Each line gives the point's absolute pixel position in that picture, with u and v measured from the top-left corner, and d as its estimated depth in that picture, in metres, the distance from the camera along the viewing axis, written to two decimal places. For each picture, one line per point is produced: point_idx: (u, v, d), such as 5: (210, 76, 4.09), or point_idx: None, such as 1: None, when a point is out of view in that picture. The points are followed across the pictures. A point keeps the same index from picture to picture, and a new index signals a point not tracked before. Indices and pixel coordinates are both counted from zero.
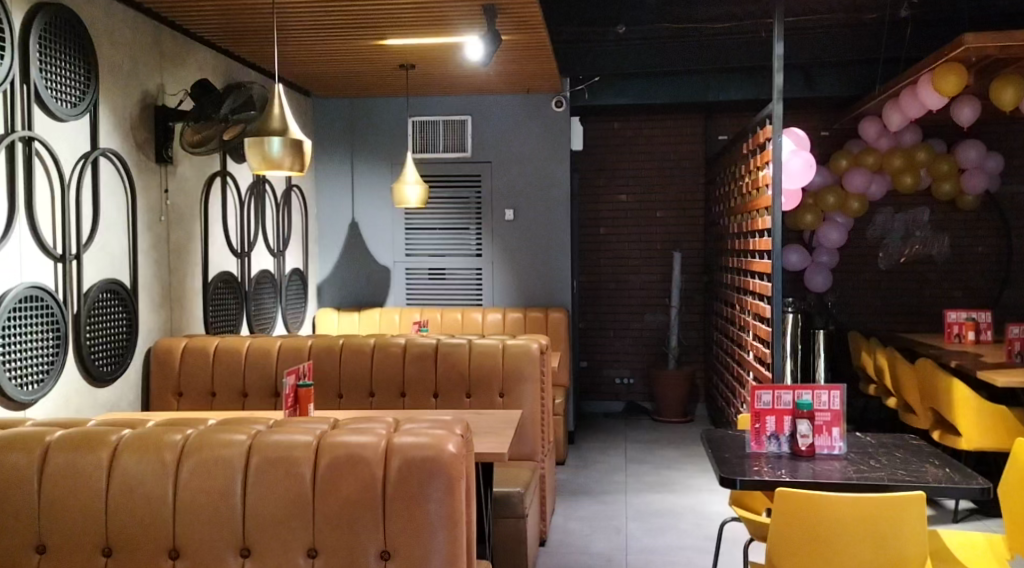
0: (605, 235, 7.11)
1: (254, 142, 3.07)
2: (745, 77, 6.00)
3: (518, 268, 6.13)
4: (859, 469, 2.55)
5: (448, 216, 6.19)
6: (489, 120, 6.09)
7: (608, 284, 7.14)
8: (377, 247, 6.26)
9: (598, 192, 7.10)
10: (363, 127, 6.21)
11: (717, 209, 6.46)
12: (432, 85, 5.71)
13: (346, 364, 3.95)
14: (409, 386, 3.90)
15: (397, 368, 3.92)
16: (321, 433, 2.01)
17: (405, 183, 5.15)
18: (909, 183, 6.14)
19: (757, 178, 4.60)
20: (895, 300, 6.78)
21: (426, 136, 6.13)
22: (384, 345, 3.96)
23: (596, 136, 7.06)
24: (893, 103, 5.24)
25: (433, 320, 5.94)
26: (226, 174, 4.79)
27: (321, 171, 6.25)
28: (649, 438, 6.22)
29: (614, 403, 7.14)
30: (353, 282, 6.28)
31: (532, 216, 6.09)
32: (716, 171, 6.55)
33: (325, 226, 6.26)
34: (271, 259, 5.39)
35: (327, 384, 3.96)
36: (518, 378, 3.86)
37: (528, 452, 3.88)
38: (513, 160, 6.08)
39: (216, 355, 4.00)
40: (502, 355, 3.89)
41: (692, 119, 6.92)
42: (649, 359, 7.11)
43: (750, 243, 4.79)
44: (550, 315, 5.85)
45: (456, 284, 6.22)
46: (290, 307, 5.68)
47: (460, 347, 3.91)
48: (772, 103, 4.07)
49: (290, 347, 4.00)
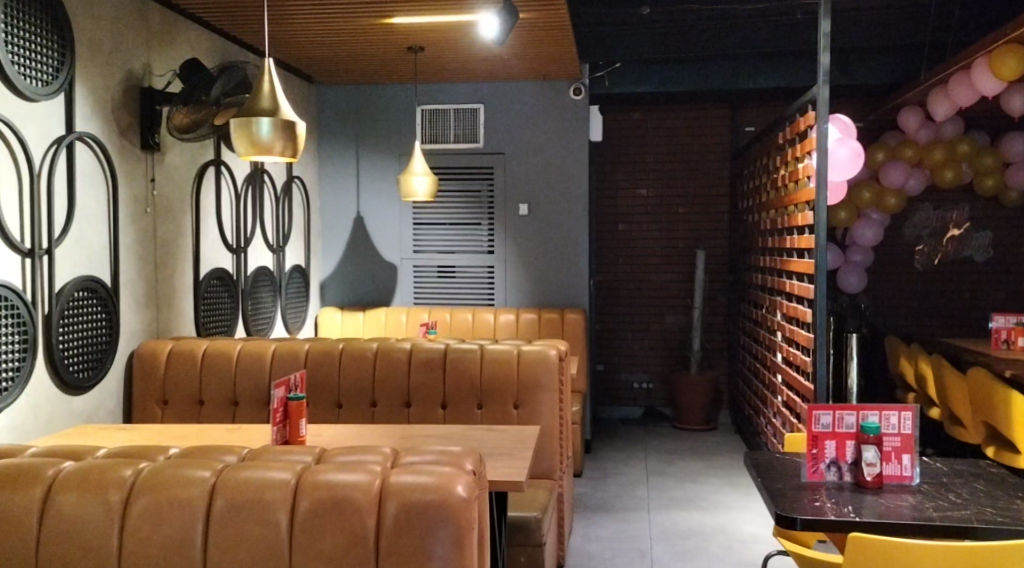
0: (624, 231, 6.74)
1: (241, 124, 2.71)
2: (776, 65, 5.63)
3: (533, 266, 5.76)
4: (938, 506, 2.18)
5: (458, 211, 5.83)
6: (503, 109, 5.73)
7: (627, 284, 6.77)
8: (383, 242, 5.91)
9: (617, 186, 6.73)
10: (369, 115, 5.86)
11: (745, 204, 6.08)
12: (443, 70, 5.35)
13: (346, 371, 3.60)
14: (414, 396, 3.55)
15: (402, 376, 3.57)
16: (301, 470, 1.67)
17: (412, 174, 4.80)
18: (951, 177, 5.74)
19: (797, 170, 4.22)
20: (932, 302, 6.38)
21: (436, 126, 5.78)
22: (388, 351, 3.61)
23: (616, 128, 6.69)
24: (940, 90, 4.84)
25: (443, 321, 5.58)
26: (220, 163, 4.46)
27: (324, 162, 5.90)
28: (671, 448, 5.84)
29: (633, 409, 6.77)
30: (357, 280, 5.93)
31: (549, 211, 5.73)
32: (743, 164, 6.16)
33: (329, 221, 5.93)
34: (270, 255, 5.05)
35: (325, 393, 3.60)
36: (534, 388, 3.50)
37: (544, 470, 3.53)
38: (528, 152, 5.72)
39: (204, 360, 3.65)
40: (517, 363, 3.53)
41: (716, 109, 6.55)
42: (670, 363, 6.74)
43: (787, 240, 4.42)
44: (567, 316, 5.49)
45: (467, 283, 5.86)
46: (290, 305, 5.33)
47: (470, 353, 3.56)
48: (816, 86, 3.69)
49: (286, 353, 3.65)
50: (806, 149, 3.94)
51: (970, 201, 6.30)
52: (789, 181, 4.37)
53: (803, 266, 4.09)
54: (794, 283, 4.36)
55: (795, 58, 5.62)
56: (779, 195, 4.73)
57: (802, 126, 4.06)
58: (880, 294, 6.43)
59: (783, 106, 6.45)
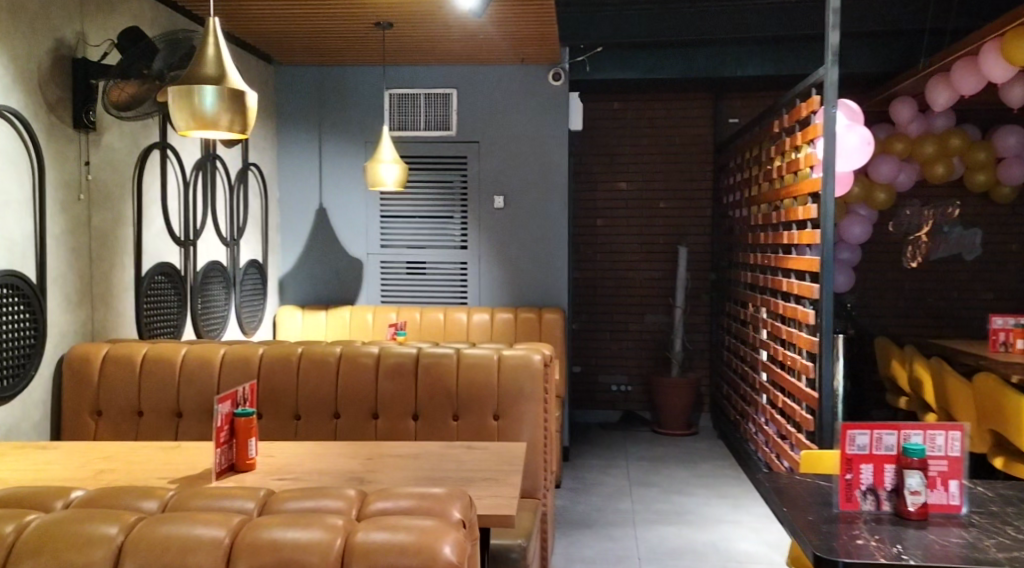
0: (602, 226, 6.42)
1: (180, 94, 2.32)
2: (764, 52, 5.35)
3: (508, 263, 5.41)
4: (996, 544, 1.88)
5: (429, 203, 5.46)
6: (478, 95, 5.37)
7: (605, 282, 6.45)
8: (348, 236, 5.51)
9: (595, 179, 6.40)
10: (333, 98, 5.46)
11: (729, 199, 5.79)
12: (413, 49, 4.98)
13: (306, 379, 3.21)
14: (382, 406, 3.19)
15: (369, 384, 3.20)
16: (238, 525, 1.34)
17: (380, 162, 4.40)
18: (942, 173, 5.48)
19: (796, 160, 3.92)
20: (921, 302, 6.15)
21: (405, 111, 5.40)
22: (352, 356, 3.23)
23: (594, 117, 6.36)
24: (941, 77, 4.58)
25: (412, 321, 5.21)
26: (167, 147, 4.05)
27: (284, 149, 5.50)
28: (653, 455, 5.54)
29: (610, 413, 6.45)
30: (319, 277, 5.53)
31: (526, 204, 5.38)
32: (727, 156, 5.87)
33: (289, 213, 5.52)
34: (223, 249, 4.64)
35: (281, 404, 3.21)
36: (516, 398, 3.16)
37: (528, 488, 3.17)
38: (504, 141, 5.37)
39: (144, 366, 3.24)
40: (497, 370, 3.18)
41: (700, 98, 6.25)
42: (650, 365, 6.43)
43: (784, 235, 4.12)
44: (545, 315, 5.16)
45: (438, 280, 5.49)
46: (245, 303, 4.91)
47: (446, 359, 3.20)
48: (823, 67, 3.41)
49: (238, 359, 3.24)
50: (808, 136, 3.64)
51: (959, 197, 6.08)
52: (786, 172, 4.07)
53: (803, 263, 3.79)
54: (789, 282, 4.05)
55: (785, 45, 5.34)
56: (773, 187, 4.44)
57: (803, 112, 3.76)
58: (868, 293, 6.19)
59: (769, 96, 6.18)
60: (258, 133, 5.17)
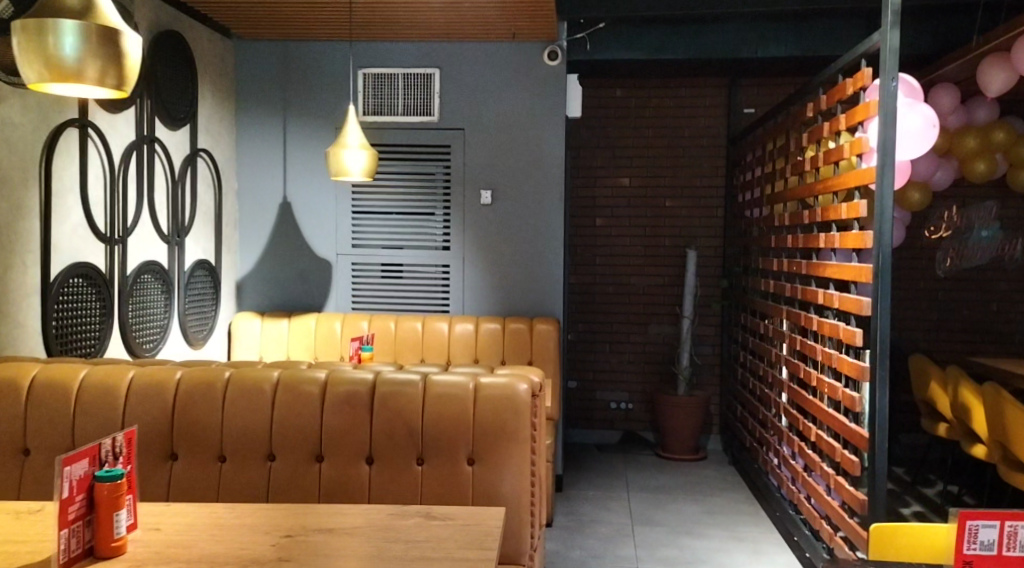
0: (602, 227, 5.78)
1: (30, 32, 1.69)
2: (789, 31, 4.73)
3: (496, 267, 4.77)
4: None
5: (407, 198, 4.81)
6: (464, 75, 4.74)
7: (604, 288, 5.80)
8: (315, 234, 4.87)
9: (594, 174, 5.77)
10: (299, 79, 4.82)
11: (745, 198, 5.16)
12: (388, 20, 4.35)
13: (234, 411, 2.56)
14: (328, 446, 2.54)
15: (311, 419, 2.56)
16: None
17: (343, 148, 3.74)
18: (983, 170, 4.72)
19: (836, 149, 3.29)
20: (956, 315, 5.52)
21: (382, 93, 4.77)
22: (292, 384, 2.59)
23: (594, 105, 5.73)
24: (997, 57, 3.95)
25: (385, 332, 4.58)
26: (89, 125, 3.41)
27: (244, 135, 4.86)
28: (657, 485, 4.90)
29: (608, 433, 5.81)
30: (282, 280, 4.89)
31: (516, 200, 4.74)
32: (742, 149, 5.25)
33: (249, 207, 4.88)
34: (161, 248, 3.99)
35: (202, 442, 2.56)
36: (497, 438, 2.53)
37: (511, 552, 2.53)
38: (492, 129, 4.73)
39: (30, 393, 2.59)
40: (473, 404, 2.55)
41: (712, 85, 5.62)
42: (654, 381, 5.79)
43: (818, 237, 3.50)
44: (537, 326, 4.52)
45: (417, 286, 4.84)
46: (191, 309, 4.27)
47: (410, 389, 2.57)
48: (882, 31, 2.80)
49: (150, 385, 2.59)
50: (858, 118, 3.02)
51: (1000, 198, 5.46)
52: (823, 163, 3.44)
53: (847, 272, 3.15)
54: (825, 294, 3.42)
55: (813, 22, 4.71)
56: (804, 182, 3.80)
57: (849, 89, 3.13)
58: (897, 304, 5.56)
59: (789, 84, 5.55)
60: (211, 116, 4.53)
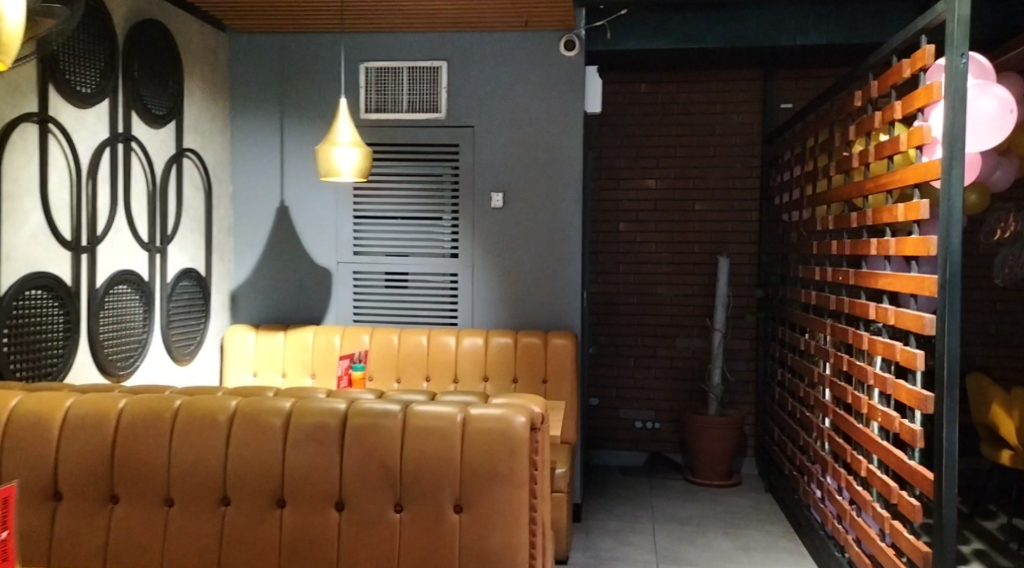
0: (626, 232, 5.37)
1: None
2: (830, 16, 4.29)
3: (508, 276, 4.38)
4: None
5: (413, 201, 4.44)
6: (475, 67, 4.36)
7: (628, 298, 5.38)
8: (314, 241, 4.52)
9: (618, 175, 5.37)
10: (297, 74, 4.48)
11: (782, 201, 4.72)
12: (388, 7, 3.99)
13: (183, 447, 2.20)
14: (291, 489, 2.18)
15: (272, 457, 2.19)
16: None
17: (334, 144, 3.38)
18: None
19: (890, 141, 2.85)
20: (1017, 328, 5.01)
21: (385, 88, 4.41)
22: (251, 415, 2.23)
23: (618, 102, 5.32)
24: None
25: (387, 346, 4.21)
26: (51, 122, 3.09)
27: (238, 134, 4.53)
28: (685, 515, 4.47)
29: (634, 454, 5.39)
30: (279, 291, 4.55)
31: (530, 203, 4.35)
32: (778, 148, 4.81)
33: (243, 212, 4.55)
34: (141, 256, 3.67)
35: (147, 483, 2.21)
36: (487, 481, 2.14)
37: None
38: (503, 126, 4.35)
39: None
40: (461, 441, 2.16)
41: (745, 79, 5.19)
42: (683, 400, 5.35)
43: (869, 243, 3.05)
44: (552, 340, 4.12)
45: (423, 296, 4.47)
46: (176, 322, 3.94)
47: (387, 421, 2.19)
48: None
49: (90, 416, 2.25)
50: (917, 105, 2.59)
51: None
52: (875, 158, 3.00)
53: (905, 283, 2.70)
54: (876, 307, 2.97)
55: (858, 6, 4.27)
56: (851, 181, 3.36)
57: (905, 71, 2.70)
58: None
59: (829, 76, 5.10)
60: (201, 114, 4.20)
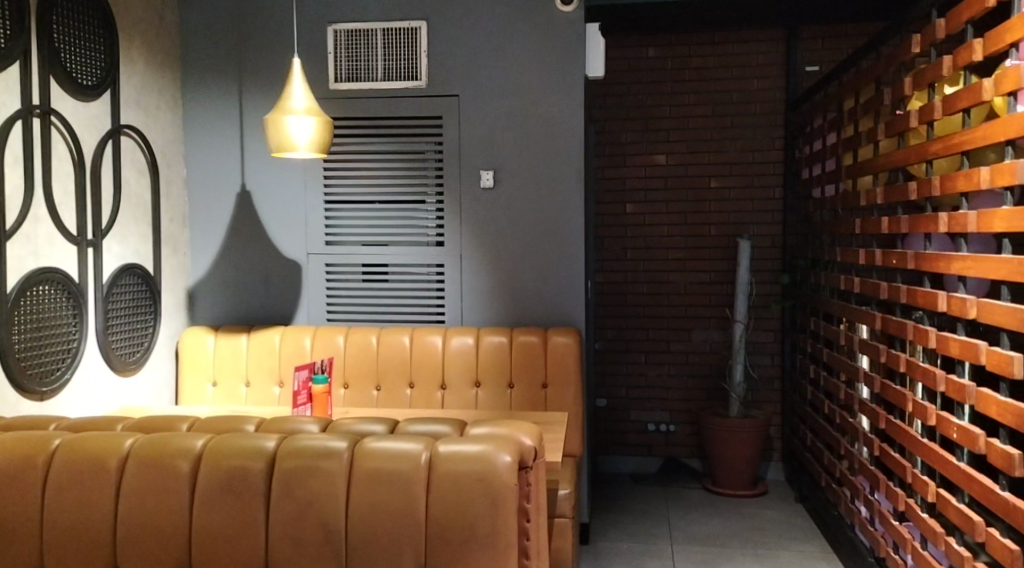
0: (634, 214, 4.81)
1: None
2: None
3: (502, 265, 3.84)
4: None
5: (392, 183, 3.89)
6: (458, 27, 3.80)
7: (637, 287, 4.83)
8: (281, 230, 3.97)
9: (625, 151, 4.81)
10: (257, 39, 3.92)
11: (811, 174, 4.16)
12: None
13: (63, 499, 1.73)
14: (204, 552, 1.70)
15: (175, 510, 1.71)
16: None
17: (287, 112, 2.83)
18: None
19: (963, 91, 2.31)
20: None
21: (357, 54, 3.86)
22: (147, 456, 1.74)
23: (623, 69, 4.76)
24: None
25: (364, 348, 3.67)
26: None
27: (192, 110, 3.98)
28: (707, 532, 3.93)
29: (646, 461, 4.86)
30: (242, 287, 4.01)
31: (524, 182, 3.80)
32: (804, 116, 4.25)
33: (200, 199, 4.00)
34: (68, 251, 3.14)
35: (16, 546, 1.74)
36: (462, 542, 1.62)
37: None
38: (493, 95, 3.79)
39: None
40: (426, 488, 1.65)
41: (766, 40, 4.61)
42: (700, 399, 4.81)
43: (935, 217, 2.50)
44: (552, 338, 3.58)
45: (405, 290, 3.92)
46: (117, 326, 3.41)
47: (329, 463, 1.68)
48: None
49: None
50: (1011, 38, 2.06)
51: None
52: (943, 112, 2.44)
53: (995, 266, 2.16)
54: (948, 297, 2.42)
55: None
56: (905, 145, 2.80)
57: None
58: None
59: (861, 34, 4.52)
60: (145, 86, 3.66)
